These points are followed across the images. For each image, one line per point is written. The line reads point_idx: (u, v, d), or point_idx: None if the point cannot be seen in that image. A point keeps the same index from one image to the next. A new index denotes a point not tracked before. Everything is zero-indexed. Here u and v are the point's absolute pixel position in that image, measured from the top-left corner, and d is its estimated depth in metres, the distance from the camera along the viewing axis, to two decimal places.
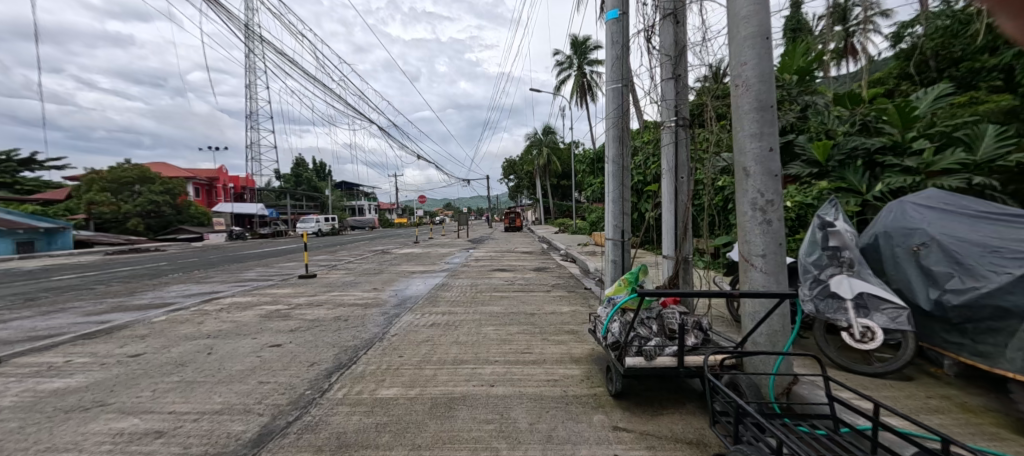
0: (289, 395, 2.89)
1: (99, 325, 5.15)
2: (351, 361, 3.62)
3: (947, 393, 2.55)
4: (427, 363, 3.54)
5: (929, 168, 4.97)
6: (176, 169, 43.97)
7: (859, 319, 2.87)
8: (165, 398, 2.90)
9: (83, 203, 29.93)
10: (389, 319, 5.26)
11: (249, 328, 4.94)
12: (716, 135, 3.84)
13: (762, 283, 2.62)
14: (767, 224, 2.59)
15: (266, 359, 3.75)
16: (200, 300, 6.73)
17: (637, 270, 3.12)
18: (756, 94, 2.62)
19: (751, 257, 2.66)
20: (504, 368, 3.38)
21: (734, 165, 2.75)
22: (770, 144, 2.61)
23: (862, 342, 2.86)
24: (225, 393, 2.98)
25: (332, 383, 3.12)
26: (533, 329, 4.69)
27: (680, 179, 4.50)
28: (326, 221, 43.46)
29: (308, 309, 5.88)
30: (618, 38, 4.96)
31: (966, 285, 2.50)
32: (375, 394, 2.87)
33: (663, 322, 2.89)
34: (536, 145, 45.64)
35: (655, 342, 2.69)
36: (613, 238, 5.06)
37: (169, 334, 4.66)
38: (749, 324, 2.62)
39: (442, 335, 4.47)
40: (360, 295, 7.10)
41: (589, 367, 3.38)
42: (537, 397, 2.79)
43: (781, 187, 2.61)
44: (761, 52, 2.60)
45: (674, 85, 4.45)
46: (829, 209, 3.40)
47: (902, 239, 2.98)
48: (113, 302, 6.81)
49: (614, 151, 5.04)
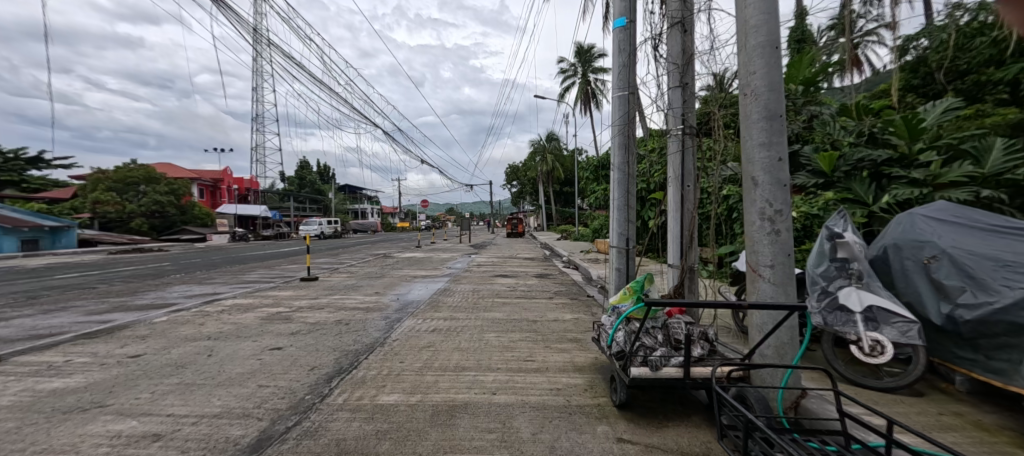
0: (290, 400, 2.86)
1: (101, 325, 5.15)
2: (352, 366, 3.59)
3: (959, 410, 2.49)
4: (428, 369, 3.50)
5: (937, 181, 4.94)
6: (181, 170, 44.23)
7: (870, 332, 2.81)
8: (164, 400, 2.88)
9: (90, 202, 30.20)
10: (390, 324, 5.23)
11: (250, 330, 4.92)
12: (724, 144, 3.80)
13: (770, 294, 2.58)
14: (775, 234, 2.56)
15: (266, 362, 3.72)
16: (202, 301, 6.72)
17: (642, 279, 3.10)
18: (765, 103, 2.61)
19: (759, 267, 2.62)
20: (507, 376, 3.33)
21: (742, 174, 2.74)
22: (779, 153, 2.59)
23: (871, 356, 2.79)
24: (224, 396, 2.95)
25: (333, 388, 3.09)
26: (536, 337, 4.65)
27: (686, 187, 4.44)
28: (329, 224, 43.69)
29: (309, 312, 5.86)
30: (625, 46, 4.94)
31: (980, 299, 2.44)
32: (376, 400, 2.84)
33: (668, 332, 2.83)
34: (539, 152, 45.90)
35: (660, 352, 2.66)
36: (617, 246, 5.02)
37: (170, 335, 4.64)
38: (757, 336, 2.59)
39: (443, 341, 4.44)
40: (362, 298, 7.09)
41: (593, 376, 3.33)
42: (539, 406, 2.76)
43: (790, 197, 2.58)
44: (769, 61, 2.59)
45: (680, 94, 4.43)
46: (837, 219, 3.36)
47: (912, 252, 2.95)
48: (116, 301, 6.83)
49: (620, 158, 5.00)
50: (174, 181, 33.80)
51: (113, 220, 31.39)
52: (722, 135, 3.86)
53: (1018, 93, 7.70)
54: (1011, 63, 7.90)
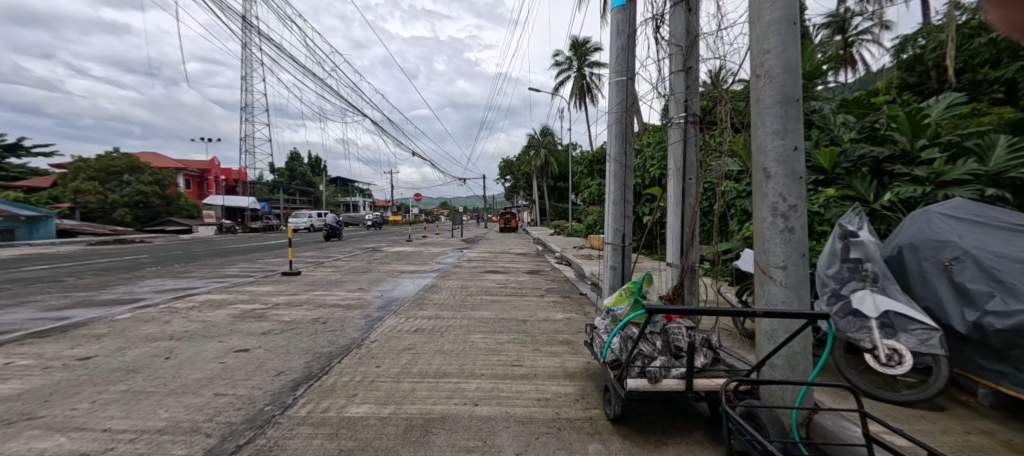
0: (246, 412, 2.55)
1: (56, 322, 4.77)
2: (323, 371, 3.28)
3: (987, 427, 2.23)
4: (405, 375, 3.21)
5: (938, 179, 4.85)
6: (166, 161, 43.14)
7: (886, 339, 2.56)
8: (104, 412, 2.56)
9: (70, 191, 29.26)
10: (370, 323, 4.92)
11: (218, 329, 4.55)
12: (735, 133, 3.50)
13: (781, 298, 2.33)
14: (788, 232, 2.30)
15: (229, 366, 3.39)
16: (172, 297, 6.34)
17: (638, 280, 2.79)
18: (779, 86, 2.33)
19: (769, 268, 2.37)
20: (491, 384, 3.04)
21: (752, 165, 2.47)
22: (795, 141, 2.32)
23: (888, 366, 2.53)
24: (174, 406, 2.63)
25: (297, 397, 2.78)
26: (524, 338, 4.37)
27: (688, 180, 4.15)
28: (320, 218, 43.25)
29: (286, 310, 5.50)
30: (625, 27, 4.62)
31: (1011, 307, 2.21)
32: (343, 412, 2.54)
33: (668, 338, 2.58)
34: (533, 146, 45.67)
35: (660, 361, 2.40)
36: (613, 243, 4.74)
37: (129, 335, 4.28)
38: (766, 346, 2.35)
39: (426, 342, 4.15)
40: (344, 295, 6.74)
41: (585, 384, 3.05)
42: (525, 420, 2.47)
43: (806, 191, 2.32)
44: (786, 39, 2.32)
45: (684, 78, 4.13)
46: (852, 216, 3.14)
47: (931, 252, 2.73)
48: (81, 296, 6.44)
49: (617, 148, 4.71)
50: (158, 171, 32.89)
51: (95, 210, 30.54)
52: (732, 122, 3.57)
53: (1014, 93, 7.60)
54: (1007, 64, 7.82)
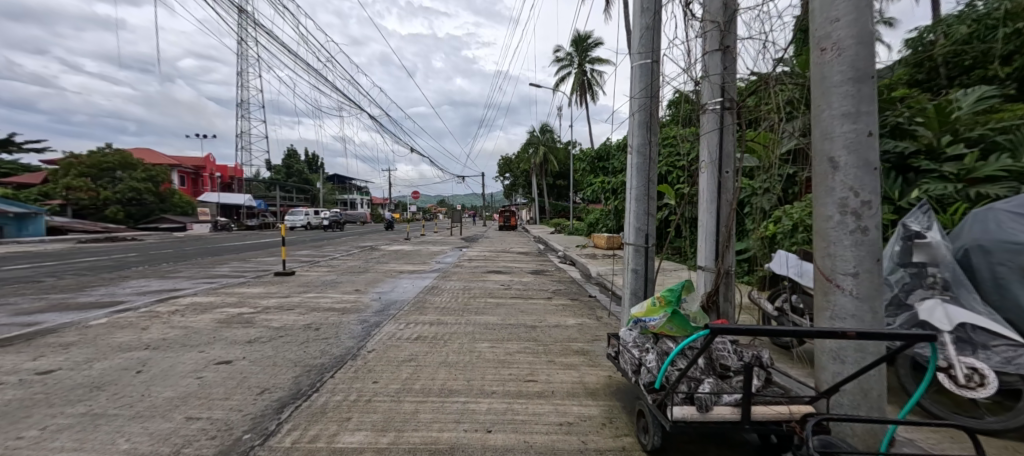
0: (221, 442, 2.18)
1: (24, 328, 4.36)
2: (312, 388, 2.91)
3: None
4: (406, 393, 2.84)
5: (970, 176, 4.49)
6: (160, 157, 42.48)
7: (963, 357, 2.19)
8: (51, 442, 2.17)
9: (60, 188, 28.57)
10: (366, 329, 4.55)
11: (200, 336, 4.17)
12: (783, 120, 3.14)
13: (851, 310, 1.98)
14: (861, 233, 1.94)
15: (208, 381, 3.02)
16: (155, 299, 5.93)
17: (678, 287, 2.45)
18: (852, 59, 1.97)
19: (836, 276, 2.02)
20: (504, 404, 2.69)
21: (815, 154, 2.11)
22: (869, 125, 1.95)
23: (968, 389, 2.13)
24: (135, 435, 2.25)
25: (282, 422, 2.41)
26: (535, 348, 4.01)
27: (724, 174, 3.82)
28: (316, 215, 42.70)
29: (276, 315, 5.11)
30: (650, 5, 4.27)
31: None
32: (334, 443, 2.17)
33: (712, 355, 2.23)
34: (532, 144, 45.24)
35: (707, 384, 2.05)
36: (635, 244, 4.40)
37: (101, 343, 3.88)
38: (831, 366, 1.99)
39: (428, 353, 3.78)
40: (339, 297, 6.36)
41: (611, 405, 2.69)
42: (547, 452, 2.11)
43: (881, 184, 1.96)
44: (858, 3, 1.95)
45: (721, 59, 3.76)
46: (916, 214, 2.79)
47: (1011, 256, 2.39)
48: (58, 298, 6.01)
49: (640, 138, 4.36)
50: (151, 167, 32.11)
51: (87, 207, 29.93)
52: (781, 108, 3.22)
53: None
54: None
